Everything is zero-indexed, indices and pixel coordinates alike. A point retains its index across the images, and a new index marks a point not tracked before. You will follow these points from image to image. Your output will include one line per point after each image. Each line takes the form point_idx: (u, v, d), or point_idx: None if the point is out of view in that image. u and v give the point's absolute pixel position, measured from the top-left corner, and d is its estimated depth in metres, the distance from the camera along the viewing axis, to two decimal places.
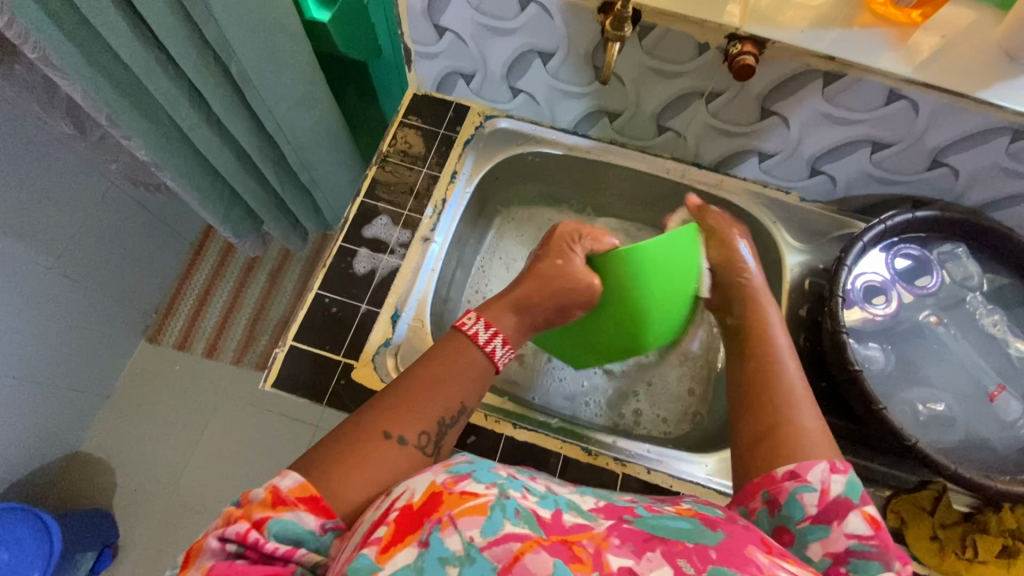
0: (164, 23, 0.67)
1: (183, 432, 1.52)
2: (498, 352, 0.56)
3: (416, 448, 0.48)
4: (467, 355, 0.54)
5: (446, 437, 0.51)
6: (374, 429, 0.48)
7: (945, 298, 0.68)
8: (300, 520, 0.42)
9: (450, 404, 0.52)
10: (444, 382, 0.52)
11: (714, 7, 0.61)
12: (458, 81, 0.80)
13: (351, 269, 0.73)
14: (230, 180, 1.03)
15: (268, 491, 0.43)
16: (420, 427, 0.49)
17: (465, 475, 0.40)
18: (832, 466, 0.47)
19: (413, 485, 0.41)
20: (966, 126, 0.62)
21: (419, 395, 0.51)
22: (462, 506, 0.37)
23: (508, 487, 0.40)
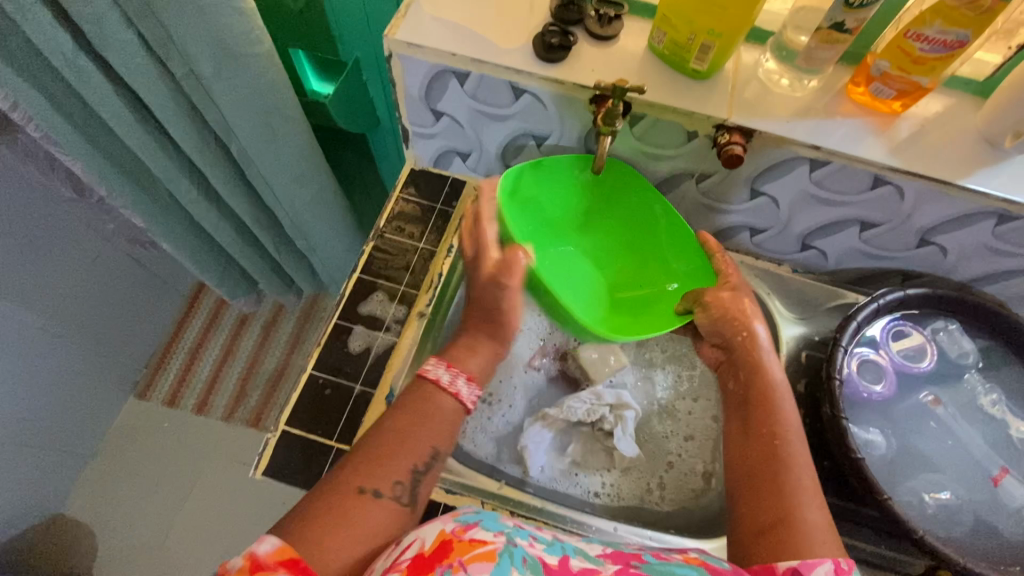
0: (168, 110, 0.69)
1: (169, 494, 1.47)
2: (462, 391, 0.60)
3: (392, 498, 0.52)
4: (436, 402, 0.59)
5: (419, 485, 0.54)
6: (351, 484, 0.52)
7: (940, 375, 0.68)
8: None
9: (423, 449, 0.56)
10: (413, 431, 0.56)
11: (701, 99, 0.63)
12: (454, 158, 0.81)
13: (346, 348, 0.73)
14: (226, 246, 1.03)
15: (246, 559, 0.45)
16: (393, 476, 0.53)
17: (472, 524, 0.48)
18: (836, 566, 0.48)
19: (423, 535, 0.48)
20: (953, 209, 0.64)
21: (393, 447, 0.55)
22: (472, 552, 0.45)
23: (515, 536, 0.48)
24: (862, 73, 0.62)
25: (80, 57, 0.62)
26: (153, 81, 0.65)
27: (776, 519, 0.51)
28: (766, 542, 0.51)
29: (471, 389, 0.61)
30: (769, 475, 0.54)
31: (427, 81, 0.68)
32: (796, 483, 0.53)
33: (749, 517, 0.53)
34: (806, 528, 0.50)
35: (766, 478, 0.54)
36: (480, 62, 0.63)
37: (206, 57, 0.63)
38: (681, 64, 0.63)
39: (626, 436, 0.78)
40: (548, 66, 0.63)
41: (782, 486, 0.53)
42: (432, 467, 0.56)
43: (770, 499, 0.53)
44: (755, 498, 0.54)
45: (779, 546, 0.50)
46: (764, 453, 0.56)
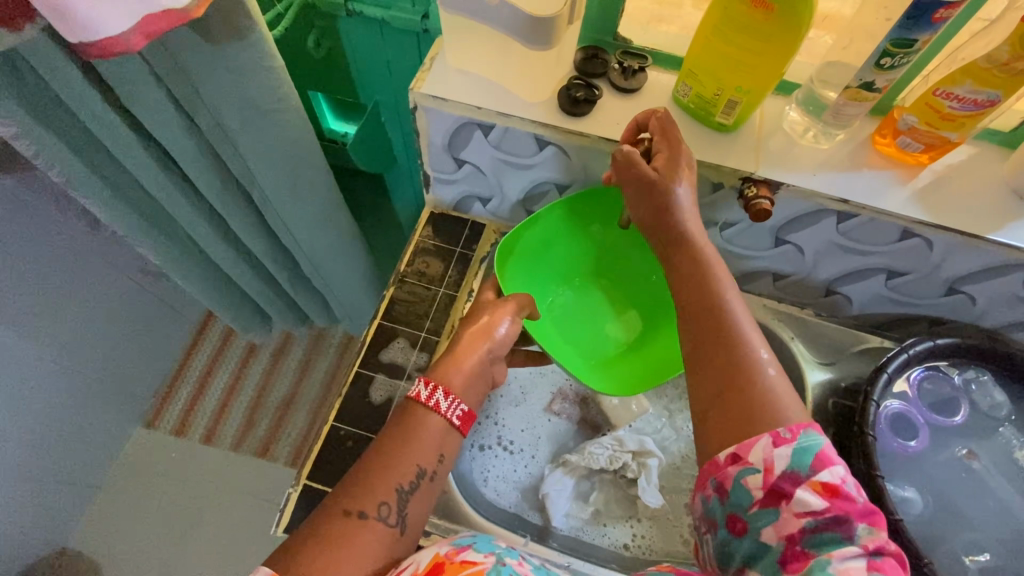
0: (192, 162, 0.69)
1: (175, 529, 1.44)
2: (443, 404, 0.57)
3: (380, 519, 0.51)
4: (421, 420, 0.56)
5: (408, 504, 0.52)
6: (335, 509, 0.50)
7: (973, 428, 0.67)
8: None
9: (407, 469, 0.53)
10: (395, 449, 0.54)
11: (727, 151, 0.63)
12: (475, 203, 0.82)
13: (367, 397, 0.72)
14: (241, 284, 1.03)
15: None
16: (379, 498, 0.51)
17: (464, 547, 0.50)
18: (775, 439, 0.47)
19: (417, 559, 0.49)
20: (982, 261, 0.63)
21: (376, 469, 0.53)
22: (463, 574, 0.47)
23: (504, 556, 0.50)
24: (889, 125, 0.62)
25: (108, 114, 0.62)
26: (180, 135, 0.66)
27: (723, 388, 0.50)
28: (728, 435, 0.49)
29: (454, 403, 0.58)
30: (724, 383, 0.50)
31: (451, 132, 0.68)
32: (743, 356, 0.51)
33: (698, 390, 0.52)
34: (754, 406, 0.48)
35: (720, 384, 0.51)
36: (506, 115, 0.64)
37: (233, 113, 0.63)
38: (706, 117, 0.63)
39: (649, 484, 0.77)
40: (574, 120, 0.63)
41: (726, 351, 0.51)
42: (423, 482, 0.54)
43: (712, 372, 0.52)
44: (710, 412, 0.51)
45: (722, 433, 0.49)
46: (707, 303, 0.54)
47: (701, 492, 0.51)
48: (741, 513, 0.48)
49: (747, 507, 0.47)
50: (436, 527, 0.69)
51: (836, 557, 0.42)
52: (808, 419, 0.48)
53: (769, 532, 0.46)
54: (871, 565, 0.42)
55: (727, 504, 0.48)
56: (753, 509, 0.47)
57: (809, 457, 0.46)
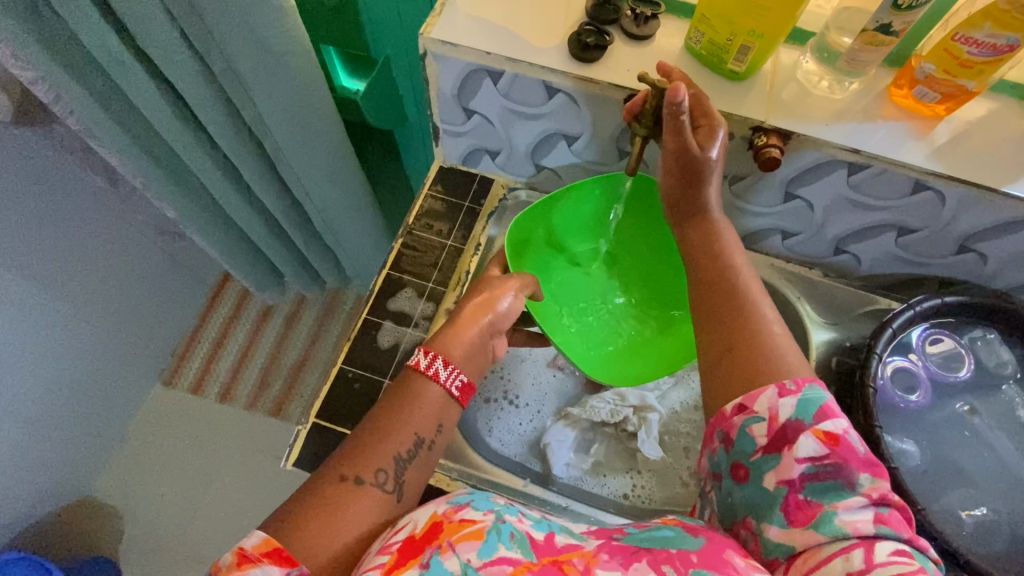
0: (205, 105, 0.70)
1: (192, 479, 1.50)
2: (443, 374, 0.59)
3: (377, 485, 0.52)
4: (422, 390, 0.58)
5: (406, 470, 0.54)
6: (332, 473, 0.52)
7: (976, 385, 0.67)
8: (264, 573, 0.43)
9: (405, 438, 0.55)
10: (395, 421, 0.56)
11: (738, 100, 0.62)
12: (484, 157, 0.82)
13: (375, 343, 0.74)
14: (253, 238, 1.05)
15: (234, 554, 0.45)
16: (377, 464, 0.52)
17: (464, 504, 0.48)
18: (781, 390, 0.47)
19: (415, 517, 0.48)
20: (993, 216, 0.62)
21: (375, 437, 0.54)
22: (461, 532, 0.45)
23: (504, 512, 0.48)
24: (906, 75, 0.61)
25: (125, 54, 0.64)
26: (192, 77, 0.67)
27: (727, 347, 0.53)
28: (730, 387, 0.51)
29: (453, 373, 0.60)
30: (731, 343, 0.53)
31: (460, 80, 0.69)
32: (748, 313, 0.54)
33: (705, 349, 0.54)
34: (763, 352, 0.51)
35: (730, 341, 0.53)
36: (515, 61, 0.63)
37: (244, 55, 0.64)
38: (718, 64, 0.62)
39: (650, 436, 0.78)
40: (583, 66, 0.63)
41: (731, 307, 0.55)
42: (422, 451, 0.55)
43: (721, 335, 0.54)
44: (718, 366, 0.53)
45: (728, 387, 0.51)
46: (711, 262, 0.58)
47: (708, 446, 0.52)
48: (745, 461, 0.48)
49: (750, 455, 0.48)
50: (442, 467, 0.72)
51: (842, 508, 0.43)
52: (812, 375, 0.49)
53: (771, 477, 0.46)
54: (876, 518, 0.43)
55: (732, 452, 0.49)
56: (755, 457, 0.48)
57: (813, 407, 0.46)
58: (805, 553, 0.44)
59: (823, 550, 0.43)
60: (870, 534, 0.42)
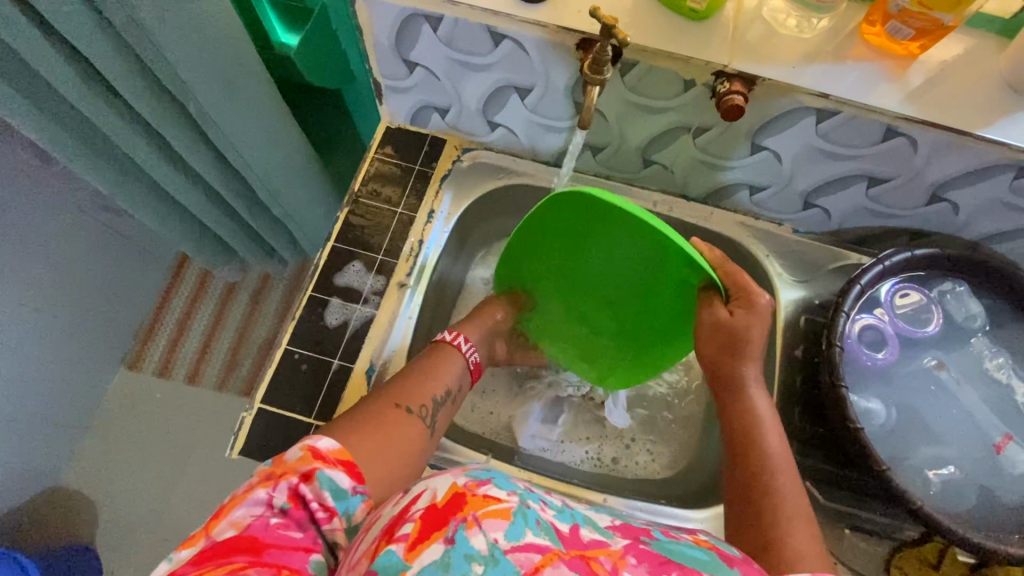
0: (112, 64, 0.63)
1: (159, 466, 1.43)
2: (465, 348, 0.68)
3: (420, 416, 0.59)
4: (447, 355, 0.66)
5: (440, 413, 0.61)
6: (385, 402, 0.58)
7: (944, 339, 0.65)
8: (337, 478, 0.47)
9: (439, 386, 0.62)
10: (431, 375, 0.63)
11: (698, 42, 0.57)
12: (433, 114, 0.75)
13: (322, 321, 0.70)
14: (196, 211, 0.98)
15: (307, 450, 0.48)
16: (421, 398, 0.60)
17: (485, 481, 0.44)
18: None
19: (433, 485, 0.44)
20: (968, 162, 0.59)
21: (417, 384, 0.61)
22: (486, 510, 0.41)
23: (527, 498, 0.44)
24: (878, 10, 0.56)
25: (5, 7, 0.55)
26: (92, 33, 0.59)
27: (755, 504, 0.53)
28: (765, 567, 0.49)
29: (472, 348, 0.68)
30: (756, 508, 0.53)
31: (397, 28, 0.62)
32: (761, 443, 0.56)
33: (736, 515, 0.54)
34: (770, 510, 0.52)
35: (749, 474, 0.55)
36: (454, 3, 0.57)
37: (145, 4, 0.56)
38: (677, 2, 0.56)
39: (616, 405, 0.77)
40: (528, 7, 0.57)
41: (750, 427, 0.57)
42: (449, 403, 0.63)
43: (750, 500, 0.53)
44: (740, 505, 0.54)
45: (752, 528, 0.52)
46: (748, 328, 0.58)
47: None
48: None
49: None
50: None
51: None
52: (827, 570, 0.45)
53: None
54: None
55: None
56: None
57: None
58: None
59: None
60: None
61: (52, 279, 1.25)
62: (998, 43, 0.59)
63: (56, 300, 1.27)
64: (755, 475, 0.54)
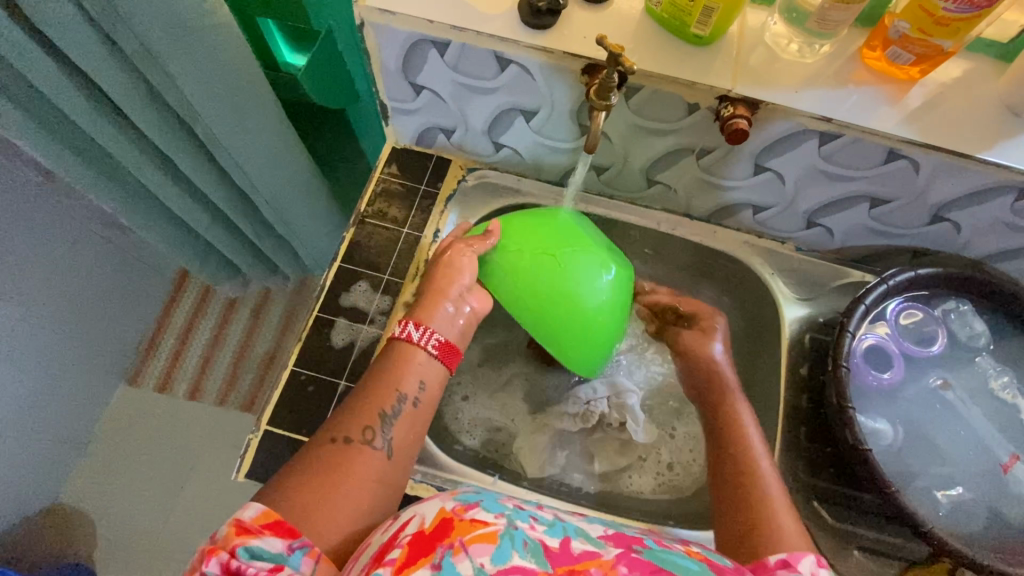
0: (121, 88, 0.64)
1: (160, 483, 1.42)
2: (416, 335, 0.57)
3: (367, 442, 0.51)
4: (405, 355, 0.56)
5: (393, 428, 0.52)
6: (326, 437, 0.51)
7: (949, 359, 0.66)
8: (267, 546, 0.42)
9: (388, 397, 0.54)
10: (380, 382, 0.54)
11: (702, 67, 0.58)
12: (438, 135, 0.76)
13: (328, 342, 0.70)
14: (200, 229, 0.98)
15: (230, 524, 0.43)
16: (363, 424, 0.51)
17: (473, 504, 0.45)
18: (819, 561, 0.47)
19: (422, 511, 0.45)
20: (969, 184, 0.60)
21: (365, 399, 0.53)
22: (474, 533, 0.41)
23: (515, 517, 0.44)
24: (878, 36, 0.57)
25: (17, 35, 0.56)
26: (102, 59, 0.60)
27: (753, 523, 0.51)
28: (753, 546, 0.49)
29: (427, 333, 0.57)
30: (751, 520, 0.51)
31: (404, 52, 0.63)
32: (740, 445, 0.57)
33: (726, 525, 0.52)
34: (772, 531, 0.50)
35: (732, 484, 0.54)
36: (460, 29, 0.58)
37: (155, 30, 0.57)
38: (681, 28, 0.57)
39: (639, 425, 0.76)
40: (535, 34, 0.58)
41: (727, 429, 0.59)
42: (407, 407, 0.54)
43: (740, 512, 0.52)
44: (726, 506, 0.53)
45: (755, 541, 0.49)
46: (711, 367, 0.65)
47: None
48: None
49: None
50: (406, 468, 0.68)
51: None
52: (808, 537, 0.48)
53: None
54: None
55: None
56: None
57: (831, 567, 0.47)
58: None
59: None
60: None
61: (55, 296, 1.25)
62: (996, 67, 0.60)
63: (57, 316, 1.27)
64: (736, 471, 0.55)
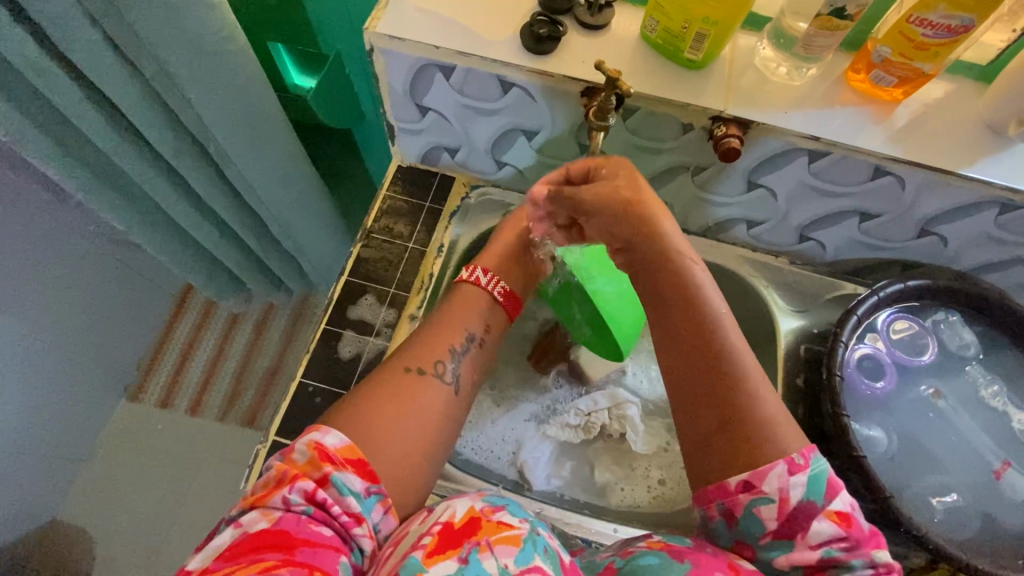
0: (138, 109, 0.66)
1: (160, 498, 1.41)
2: (483, 280, 0.64)
3: (437, 375, 0.54)
4: (474, 296, 0.62)
5: (461, 364, 0.56)
6: (399, 365, 0.54)
7: (940, 367, 0.67)
8: (348, 482, 0.44)
9: (456, 334, 0.58)
10: (450, 322, 0.59)
11: (695, 89, 0.60)
12: (443, 154, 0.79)
13: (335, 354, 0.71)
14: (207, 244, 1.00)
15: (313, 448, 0.44)
16: (434, 356, 0.55)
17: (500, 506, 0.46)
18: (790, 467, 0.45)
19: (452, 505, 0.46)
20: (954, 199, 0.62)
21: (433, 337, 0.57)
22: (499, 535, 0.43)
23: (537, 524, 0.47)
24: (862, 59, 0.60)
25: (43, 60, 0.59)
26: (123, 82, 0.63)
27: (721, 403, 0.49)
28: (719, 432, 0.49)
29: (493, 280, 0.64)
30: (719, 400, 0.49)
31: (411, 75, 0.66)
32: (706, 312, 0.52)
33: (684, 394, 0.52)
34: (749, 426, 0.48)
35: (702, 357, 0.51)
36: (466, 54, 0.61)
37: (175, 55, 0.60)
38: (675, 53, 0.60)
39: (638, 434, 0.76)
40: (537, 58, 0.61)
41: (693, 304, 0.53)
42: (473, 346, 0.59)
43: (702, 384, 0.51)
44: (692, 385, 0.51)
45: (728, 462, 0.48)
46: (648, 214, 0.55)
47: (704, 510, 0.49)
48: (752, 543, 0.46)
49: (759, 537, 0.46)
50: None
51: None
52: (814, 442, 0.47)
53: (782, 561, 0.45)
54: None
55: (735, 530, 0.47)
56: (764, 540, 0.46)
57: (821, 485, 0.45)
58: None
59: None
60: None
61: (61, 311, 1.26)
62: (976, 88, 0.63)
63: (62, 331, 1.28)
64: (704, 345, 0.51)
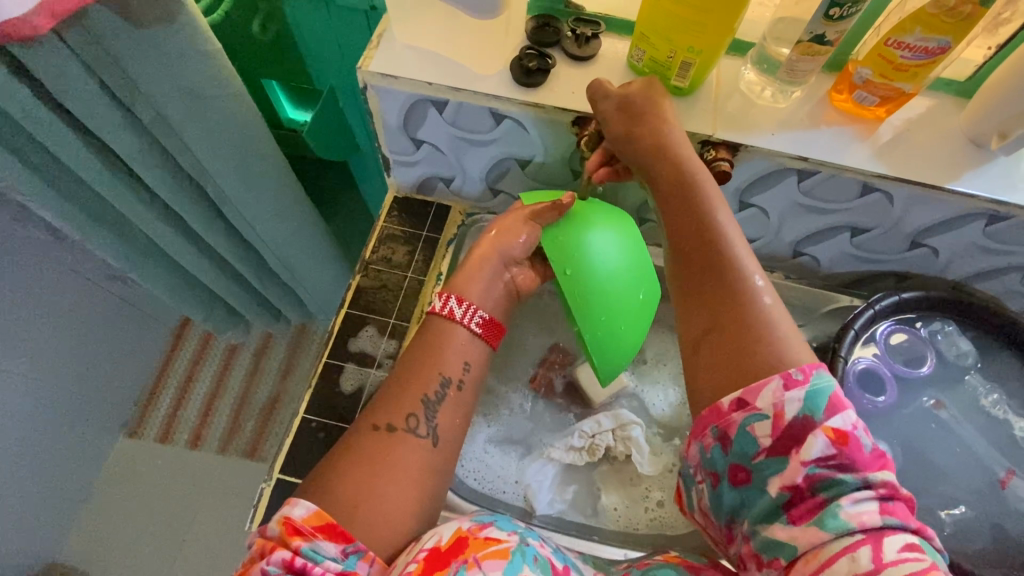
0: (136, 154, 0.67)
1: (160, 536, 1.39)
2: (457, 312, 0.59)
3: (410, 430, 0.53)
4: (446, 333, 0.59)
5: (437, 414, 0.55)
6: (366, 425, 0.53)
7: (939, 378, 0.68)
8: (321, 549, 0.45)
9: (431, 377, 0.56)
10: (417, 371, 0.56)
11: (683, 114, 0.62)
12: (438, 184, 0.80)
13: (337, 388, 0.71)
14: (204, 279, 1.00)
15: (283, 524, 0.46)
16: (406, 411, 0.54)
17: (487, 523, 0.49)
18: (787, 382, 0.45)
19: (439, 531, 0.48)
20: (942, 212, 0.63)
21: (399, 390, 0.55)
22: (487, 550, 0.46)
23: (526, 535, 0.50)
24: (844, 80, 0.62)
25: (42, 111, 0.60)
26: (121, 128, 0.64)
27: (728, 328, 0.49)
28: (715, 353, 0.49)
29: (469, 311, 0.60)
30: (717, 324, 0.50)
31: (405, 111, 0.67)
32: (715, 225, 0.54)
33: (688, 326, 0.52)
34: (746, 337, 0.48)
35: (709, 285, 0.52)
36: (457, 90, 0.62)
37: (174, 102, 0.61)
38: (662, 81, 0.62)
39: (644, 456, 0.76)
40: (527, 90, 0.62)
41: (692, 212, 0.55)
42: (450, 390, 0.56)
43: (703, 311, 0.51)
44: (692, 307, 0.53)
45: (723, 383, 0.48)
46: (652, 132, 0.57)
47: (700, 440, 0.49)
48: (745, 463, 0.46)
49: (752, 457, 0.45)
50: None
51: (847, 499, 0.41)
52: (817, 359, 0.46)
53: (774, 481, 0.44)
54: (882, 509, 0.41)
55: (731, 453, 0.46)
56: (757, 458, 0.45)
57: (820, 400, 0.44)
58: (808, 554, 0.41)
59: (827, 545, 0.41)
60: (876, 525, 0.40)
61: (60, 351, 1.26)
62: (957, 103, 0.64)
63: (61, 371, 1.28)
64: (703, 260, 0.53)
